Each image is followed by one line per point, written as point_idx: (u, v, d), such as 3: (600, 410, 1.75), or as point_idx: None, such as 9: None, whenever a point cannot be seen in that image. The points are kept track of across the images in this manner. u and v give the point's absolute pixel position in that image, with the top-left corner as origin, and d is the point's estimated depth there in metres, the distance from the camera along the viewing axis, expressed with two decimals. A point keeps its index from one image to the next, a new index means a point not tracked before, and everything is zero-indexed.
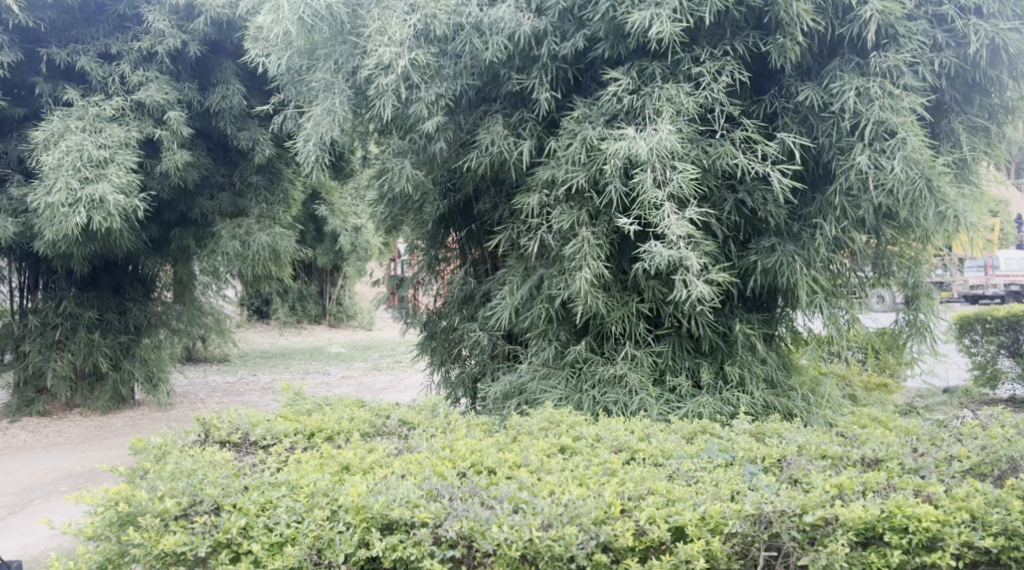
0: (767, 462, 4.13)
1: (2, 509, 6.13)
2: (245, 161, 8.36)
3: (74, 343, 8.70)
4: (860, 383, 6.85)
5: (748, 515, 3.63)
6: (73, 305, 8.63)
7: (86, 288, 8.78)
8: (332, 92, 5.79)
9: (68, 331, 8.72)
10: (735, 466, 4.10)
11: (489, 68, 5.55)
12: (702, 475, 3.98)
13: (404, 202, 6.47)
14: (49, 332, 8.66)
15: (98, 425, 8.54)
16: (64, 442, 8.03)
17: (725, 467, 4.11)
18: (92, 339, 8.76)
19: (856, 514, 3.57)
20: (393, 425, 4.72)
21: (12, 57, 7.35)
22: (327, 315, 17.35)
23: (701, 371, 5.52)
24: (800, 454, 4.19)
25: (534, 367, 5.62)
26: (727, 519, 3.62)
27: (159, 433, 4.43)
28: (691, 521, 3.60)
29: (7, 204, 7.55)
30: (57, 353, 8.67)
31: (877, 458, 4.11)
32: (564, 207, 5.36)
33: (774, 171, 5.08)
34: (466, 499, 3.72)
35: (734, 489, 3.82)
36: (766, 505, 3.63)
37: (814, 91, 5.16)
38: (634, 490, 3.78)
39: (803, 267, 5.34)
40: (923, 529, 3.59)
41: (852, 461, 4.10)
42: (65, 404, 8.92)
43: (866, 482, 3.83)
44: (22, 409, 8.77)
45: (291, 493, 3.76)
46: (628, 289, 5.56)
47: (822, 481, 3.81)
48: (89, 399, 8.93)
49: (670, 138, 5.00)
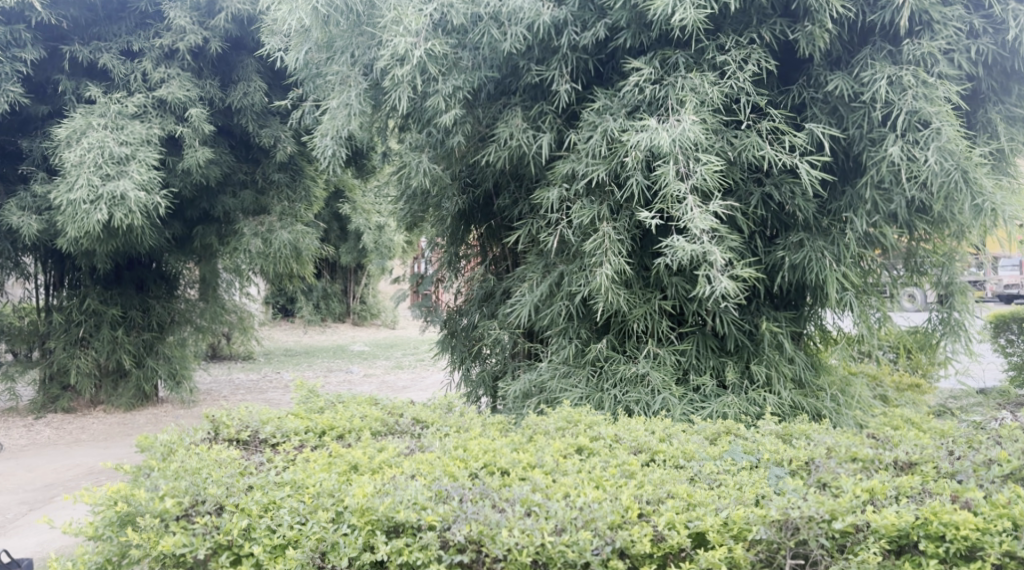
0: (795, 465, 3.96)
1: (24, 506, 6.07)
2: (267, 159, 8.25)
3: (98, 340, 8.62)
4: (893, 383, 6.66)
5: (774, 521, 3.46)
6: (97, 302, 8.54)
7: (109, 286, 8.70)
8: (349, 85, 5.66)
9: (92, 328, 8.64)
10: (760, 469, 3.94)
11: (508, 60, 5.42)
12: (725, 479, 3.82)
13: (423, 198, 6.33)
14: (73, 329, 8.60)
15: (121, 422, 8.46)
16: (87, 438, 7.98)
17: (750, 470, 3.95)
18: (115, 337, 8.68)
19: (888, 521, 3.42)
20: (406, 424, 4.58)
21: (35, 55, 7.26)
22: (351, 314, 17.26)
23: (726, 371, 5.37)
24: (830, 456, 4.01)
25: (553, 366, 5.47)
26: (751, 525, 3.46)
27: (167, 431, 4.32)
28: (712, 527, 3.44)
29: (30, 202, 7.48)
30: (80, 350, 8.59)
31: (911, 461, 3.94)
32: (584, 202, 5.22)
33: (802, 164, 4.91)
34: (477, 501, 3.58)
35: (758, 494, 3.66)
36: (793, 510, 3.47)
37: (844, 81, 4.99)
38: (653, 493, 3.63)
39: (833, 264, 5.17)
40: (961, 537, 3.42)
41: (884, 464, 3.93)
42: (89, 402, 8.81)
43: (899, 487, 3.67)
44: (47, 406, 8.72)
45: (296, 493, 3.64)
46: (650, 287, 5.41)
47: (853, 485, 3.64)
48: (113, 397, 8.84)
49: (694, 129, 4.83)
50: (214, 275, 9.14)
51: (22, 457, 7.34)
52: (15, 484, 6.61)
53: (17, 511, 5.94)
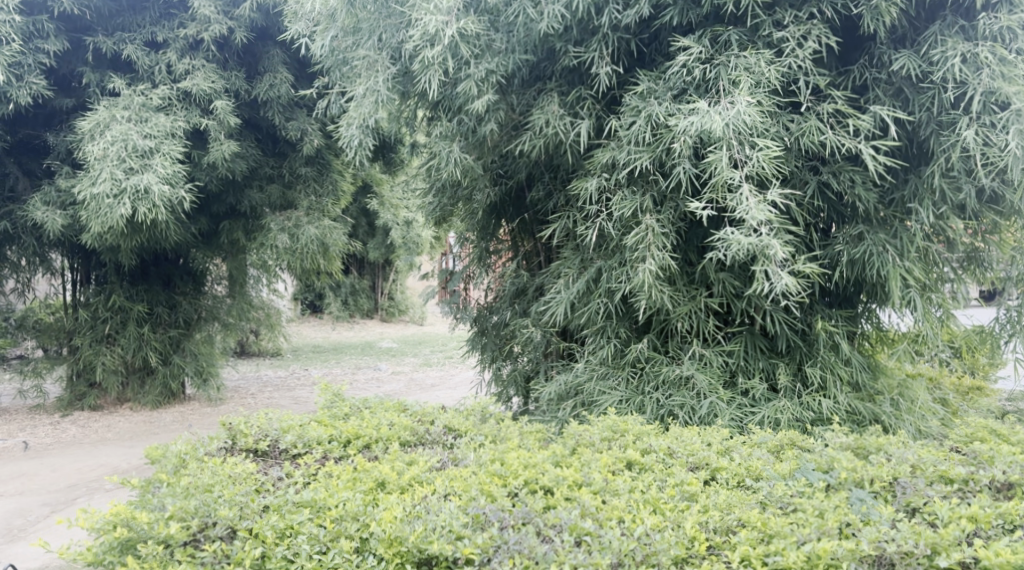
0: (878, 486, 3.74)
1: (45, 508, 5.79)
2: (294, 152, 7.95)
3: (124, 337, 8.32)
4: (952, 385, 6.22)
5: (866, 556, 3.33)
6: (123, 299, 8.24)
7: (135, 282, 8.41)
8: (376, 71, 5.34)
9: (118, 325, 8.35)
10: (838, 491, 3.71)
11: (545, 42, 5.07)
12: (800, 503, 3.58)
13: (452, 190, 5.90)
14: (99, 326, 8.30)
15: (147, 421, 8.17)
16: (113, 437, 7.69)
17: (827, 491, 3.71)
18: (142, 333, 8.38)
19: (1003, 559, 3.26)
20: (437, 433, 4.25)
21: (57, 46, 6.97)
22: (379, 310, 16.96)
23: (778, 373, 5.00)
24: (916, 475, 3.80)
25: (591, 368, 5.13)
26: (840, 560, 3.29)
27: (180, 441, 4.02)
28: (795, 564, 3.27)
29: (55, 196, 7.18)
30: (107, 347, 8.29)
31: (1010, 482, 3.75)
32: (626, 193, 4.87)
33: (867, 149, 4.54)
34: (520, 528, 3.37)
35: (842, 522, 3.47)
36: (887, 545, 3.34)
37: (911, 59, 4.61)
38: (721, 522, 3.46)
39: (895, 259, 4.81)
40: None
41: (980, 486, 3.74)
42: (116, 399, 8.55)
43: (1006, 514, 3.52)
44: (74, 404, 8.43)
45: (315, 517, 3.38)
46: (695, 283, 5.04)
47: (950, 512, 3.52)
48: (139, 395, 8.55)
49: (750, 112, 4.47)
50: (241, 270, 8.84)
51: (46, 457, 7.06)
52: (39, 485, 6.33)
53: (38, 514, 5.65)
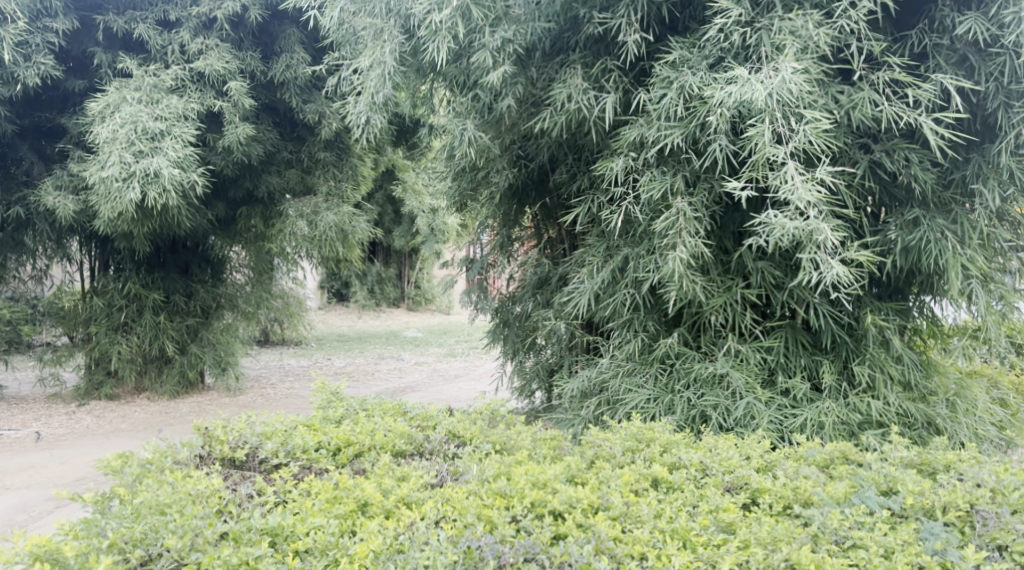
0: (956, 516, 3.34)
1: (48, 503, 5.32)
2: (313, 136, 7.44)
3: (140, 325, 7.81)
4: (1012, 383, 5.66)
5: None
6: (139, 286, 7.75)
7: (151, 269, 7.89)
8: (383, 40, 4.88)
9: (135, 313, 7.85)
10: (906, 523, 3.32)
11: (567, 10, 4.58)
12: (861, 538, 3.19)
13: (472, 173, 5.40)
14: (115, 314, 7.81)
15: (164, 410, 7.67)
16: (126, 428, 7.22)
17: (892, 523, 3.31)
18: (159, 322, 7.86)
19: None
20: (438, 441, 3.82)
21: (67, 25, 6.49)
22: (406, 299, 16.57)
23: (822, 372, 4.50)
24: (998, 503, 3.39)
25: (616, 363, 4.66)
26: None
27: (147, 446, 3.69)
28: None
29: (67, 180, 6.71)
30: (122, 336, 7.82)
31: None
32: (655, 173, 4.37)
33: (929, 123, 4.05)
34: (521, 568, 3.00)
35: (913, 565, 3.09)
36: None
37: (978, 22, 4.10)
38: (765, 561, 3.06)
39: (955, 247, 4.30)
40: None
41: None
42: (134, 389, 8.03)
43: None
44: (91, 393, 7.93)
45: (275, 553, 3.05)
46: (731, 272, 4.54)
47: None
48: (157, 384, 8.02)
49: (796, 80, 3.98)
50: (260, 257, 8.24)
51: (59, 449, 6.59)
52: (49, 477, 5.85)
53: (40, 511, 5.19)
